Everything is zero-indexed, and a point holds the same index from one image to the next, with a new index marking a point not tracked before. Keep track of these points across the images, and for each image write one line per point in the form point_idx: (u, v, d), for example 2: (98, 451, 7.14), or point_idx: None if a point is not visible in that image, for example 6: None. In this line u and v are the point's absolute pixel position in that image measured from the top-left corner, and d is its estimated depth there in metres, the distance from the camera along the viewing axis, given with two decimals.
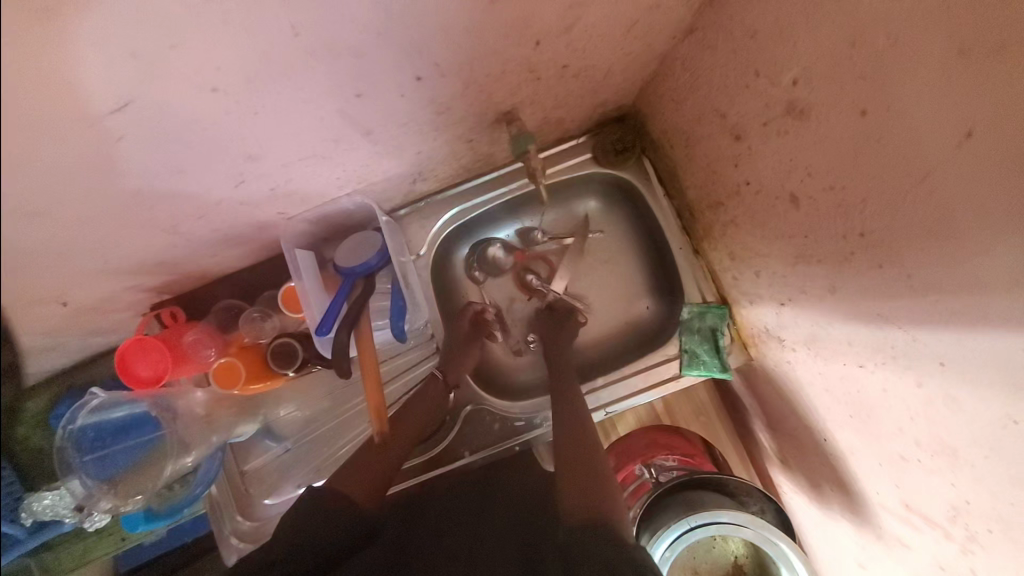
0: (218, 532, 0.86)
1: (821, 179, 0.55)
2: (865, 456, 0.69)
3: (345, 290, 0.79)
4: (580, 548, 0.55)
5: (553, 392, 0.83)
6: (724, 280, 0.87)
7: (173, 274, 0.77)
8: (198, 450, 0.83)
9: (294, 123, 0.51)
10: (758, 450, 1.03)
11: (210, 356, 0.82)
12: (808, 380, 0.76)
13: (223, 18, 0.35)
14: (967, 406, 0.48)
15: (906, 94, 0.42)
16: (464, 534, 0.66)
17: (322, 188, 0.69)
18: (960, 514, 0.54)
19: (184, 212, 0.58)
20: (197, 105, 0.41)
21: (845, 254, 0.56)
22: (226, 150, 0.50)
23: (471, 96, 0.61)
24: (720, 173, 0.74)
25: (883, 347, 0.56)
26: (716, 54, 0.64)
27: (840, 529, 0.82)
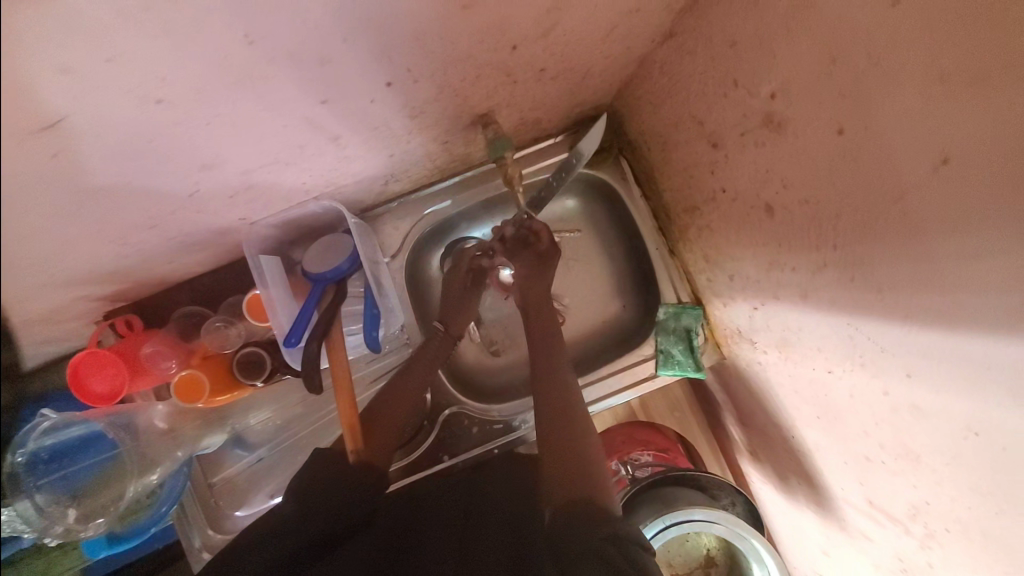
0: (189, 546, 0.83)
1: (796, 192, 0.56)
2: (831, 454, 0.71)
3: (314, 297, 0.76)
4: (565, 533, 0.54)
5: (537, 359, 0.76)
6: (699, 281, 0.88)
7: (126, 283, 0.72)
8: (164, 467, 0.80)
9: (254, 132, 0.48)
10: (729, 443, 1.06)
11: (171, 368, 0.78)
12: (778, 381, 0.78)
13: (169, 28, 0.32)
14: (930, 416, 0.50)
15: (886, 117, 0.42)
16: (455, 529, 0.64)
17: (287, 193, 0.66)
18: (919, 513, 0.57)
19: (134, 223, 0.54)
20: (144, 118, 0.38)
21: (818, 266, 0.57)
22: (179, 160, 0.46)
23: (444, 100, 0.59)
24: (696, 177, 0.74)
25: (852, 355, 0.58)
26: (695, 61, 0.63)
27: (806, 520, 0.86)
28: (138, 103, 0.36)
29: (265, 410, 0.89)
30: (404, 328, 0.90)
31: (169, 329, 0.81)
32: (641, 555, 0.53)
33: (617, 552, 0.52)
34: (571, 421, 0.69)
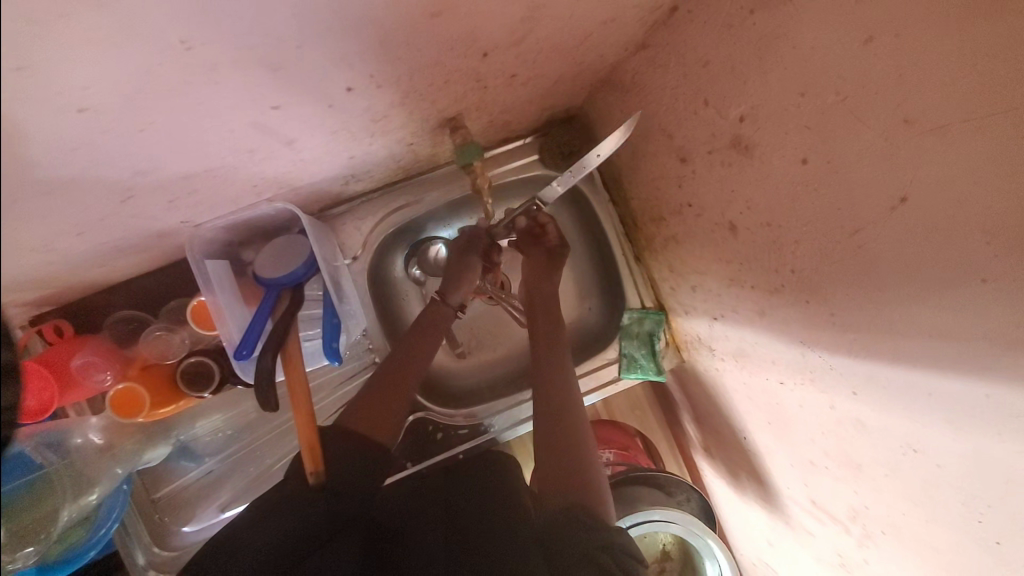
0: (132, 565, 0.79)
1: (759, 215, 0.57)
2: (779, 457, 0.75)
3: (268, 305, 0.71)
4: (561, 539, 0.57)
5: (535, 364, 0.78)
6: (663, 288, 0.90)
7: (49, 289, 0.65)
8: (103, 486, 0.74)
9: (196, 138, 0.43)
10: (685, 440, 1.10)
11: (105, 380, 0.71)
12: (733, 388, 0.81)
13: (88, 34, 0.28)
14: (872, 431, 0.53)
15: (851, 151, 0.43)
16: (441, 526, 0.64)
17: (236, 195, 0.61)
18: (858, 515, 0.61)
19: (56, 231, 0.48)
20: (61, 128, 0.33)
21: (776, 286, 0.58)
22: (106, 167, 0.41)
23: (410, 104, 0.55)
24: (663, 188, 0.74)
25: (803, 369, 0.60)
26: (667, 75, 0.63)
27: (753, 512, 0.91)
28: (53, 112, 0.31)
29: (214, 418, 0.84)
30: (366, 332, 0.88)
31: (103, 336, 0.74)
32: (632, 563, 0.55)
33: (610, 560, 0.54)
34: (570, 419, 0.70)
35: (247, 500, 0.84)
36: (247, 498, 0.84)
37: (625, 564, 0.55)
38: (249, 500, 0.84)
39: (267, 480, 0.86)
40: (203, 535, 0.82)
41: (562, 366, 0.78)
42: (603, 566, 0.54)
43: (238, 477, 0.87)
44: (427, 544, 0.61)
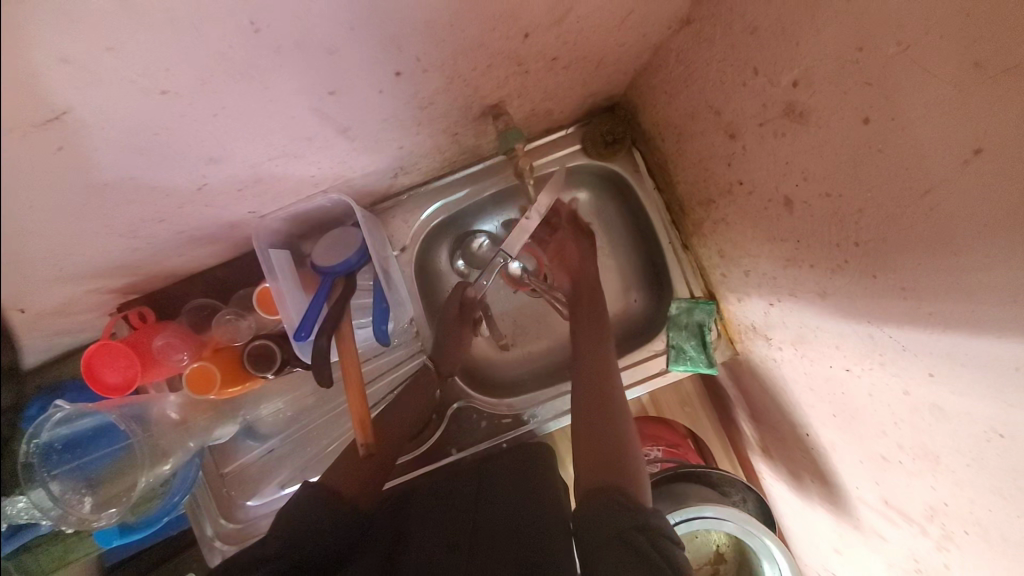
0: (201, 535, 0.86)
1: (817, 185, 0.54)
2: (847, 454, 0.70)
3: (324, 291, 0.75)
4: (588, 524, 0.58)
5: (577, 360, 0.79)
6: (713, 276, 0.86)
7: (138, 275, 0.73)
8: (176, 457, 0.80)
9: (262, 125, 0.47)
10: (741, 440, 1.04)
11: (182, 360, 0.78)
12: (792, 378, 0.76)
13: (169, 17, 0.32)
14: (953, 417, 0.49)
15: (916, 104, 0.40)
16: (463, 522, 0.67)
17: (296, 186, 0.65)
18: (937, 513, 0.57)
19: (143, 217, 0.55)
20: (148, 110, 0.38)
21: (838, 261, 0.55)
22: (185, 153, 0.46)
23: (454, 90, 0.57)
24: (711, 169, 0.72)
25: (872, 353, 0.56)
26: (713, 47, 0.61)
27: (817, 516, 0.85)
28: (142, 94, 0.36)
29: (277, 400, 0.90)
30: (414, 321, 0.91)
31: (181, 321, 0.81)
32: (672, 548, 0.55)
33: (647, 541, 0.54)
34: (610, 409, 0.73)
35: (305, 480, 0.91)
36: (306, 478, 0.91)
37: (660, 544, 0.54)
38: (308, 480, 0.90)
39: (323, 461, 0.91)
40: (265, 509, 0.90)
41: (606, 364, 0.79)
42: (640, 548, 0.53)
43: (296, 458, 0.92)
44: (452, 536, 0.64)
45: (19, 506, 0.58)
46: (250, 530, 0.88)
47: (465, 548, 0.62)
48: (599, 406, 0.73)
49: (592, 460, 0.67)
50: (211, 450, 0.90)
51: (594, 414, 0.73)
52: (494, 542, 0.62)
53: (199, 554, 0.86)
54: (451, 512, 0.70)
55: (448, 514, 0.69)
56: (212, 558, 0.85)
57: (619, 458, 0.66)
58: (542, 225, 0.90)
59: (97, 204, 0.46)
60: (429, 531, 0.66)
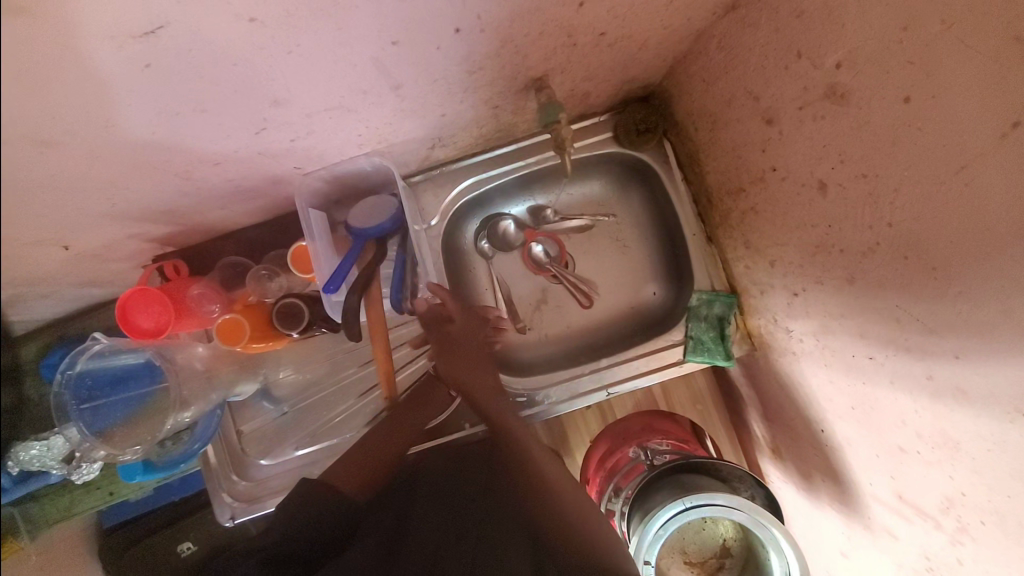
0: (214, 487, 0.89)
1: (853, 166, 0.55)
2: (863, 448, 0.70)
3: (356, 252, 0.77)
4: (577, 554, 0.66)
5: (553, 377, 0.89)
6: (736, 269, 0.88)
7: (178, 224, 0.75)
8: (197, 407, 0.81)
9: (326, 70, 0.49)
10: (750, 439, 1.05)
11: (213, 311, 0.82)
12: (811, 372, 0.77)
13: None
14: (976, 400, 0.50)
15: (957, 82, 0.42)
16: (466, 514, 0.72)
17: (342, 144, 0.67)
18: (953, 505, 0.57)
19: (199, 157, 0.57)
20: (231, 37, 0.40)
21: (869, 244, 0.56)
22: (255, 91, 0.48)
23: (505, 57, 0.59)
24: (744, 156, 0.73)
25: (897, 338, 0.57)
26: (757, 33, 0.63)
27: (826, 517, 0.85)
28: (231, 20, 0.38)
29: (296, 363, 0.92)
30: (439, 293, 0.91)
31: (212, 276, 0.84)
32: None
33: None
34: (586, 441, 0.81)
35: (319, 443, 0.92)
36: (319, 441, 0.92)
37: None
38: (321, 443, 0.91)
39: (334, 429, 0.92)
40: (277, 469, 0.91)
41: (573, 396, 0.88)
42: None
43: (310, 421, 0.93)
44: (456, 528, 0.70)
45: (32, 453, 0.57)
46: (261, 488, 0.89)
47: (471, 539, 0.68)
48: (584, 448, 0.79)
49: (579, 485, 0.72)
50: (230, 406, 0.92)
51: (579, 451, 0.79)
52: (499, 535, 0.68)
53: (195, 526, 0.92)
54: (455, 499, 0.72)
55: (451, 504, 0.74)
56: (223, 513, 0.88)
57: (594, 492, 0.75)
58: (543, 257, 0.96)
59: (163, 134, 0.49)
60: (428, 517, 0.71)
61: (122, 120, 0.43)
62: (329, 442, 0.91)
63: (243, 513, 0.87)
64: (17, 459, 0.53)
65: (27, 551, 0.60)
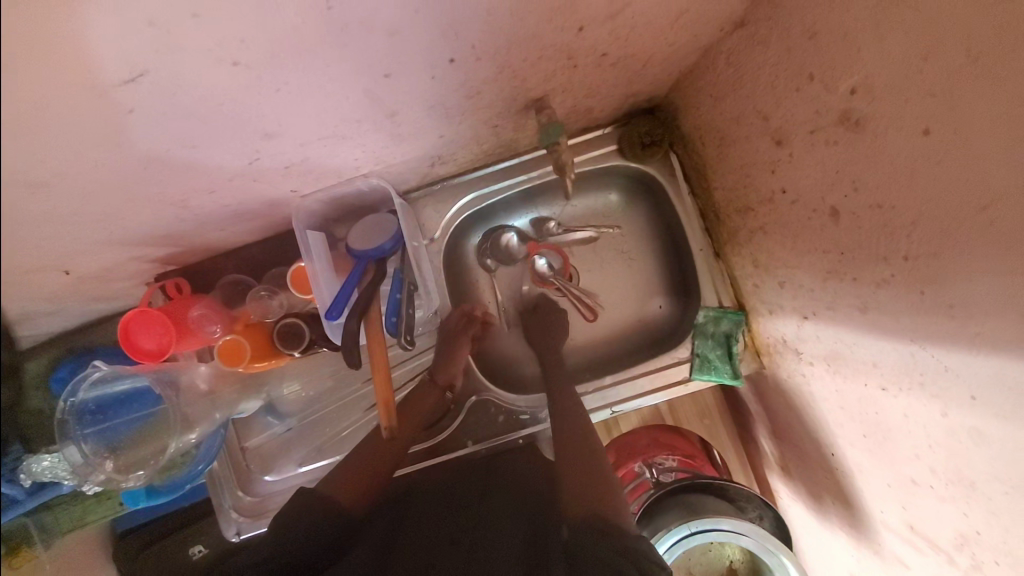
0: (219, 505, 0.89)
1: (868, 195, 0.53)
2: (875, 477, 0.68)
3: (356, 275, 0.75)
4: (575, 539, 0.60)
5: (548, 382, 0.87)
6: (744, 286, 0.85)
7: (179, 246, 0.75)
8: (201, 428, 0.81)
9: (318, 103, 0.48)
10: (759, 455, 1.03)
11: (215, 332, 0.81)
12: (822, 396, 0.75)
13: None
14: (992, 441, 0.47)
15: (981, 116, 0.39)
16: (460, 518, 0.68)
17: (339, 168, 0.66)
18: (966, 542, 0.55)
19: (194, 187, 0.56)
20: (215, 80, 0.39)
21: (884, 275, 0.54)
22: (245, 126, 0.47)
23: (502, 81, 0.58)
24: (753, 175, 0.71)
25: (911, 371, 0.55)
26: (767, 52, 0.60)
27: (835, 539, 0.83)
28: (213, 64, 0.37)
29: (298, 380, 0.92)
30: (440, 311, 0.92)
31: (214, 295, 0.84)
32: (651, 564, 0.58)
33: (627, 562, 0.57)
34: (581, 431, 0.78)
35: (323, 459, 0.92)
36: (324, 457, 0.92)
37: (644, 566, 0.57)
38: (325, 459, 0.92)
39: (339, 444, 0.92)
40: (283, 485, 0.91)
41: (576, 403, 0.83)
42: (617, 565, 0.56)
43: (314, 437, 0.93)
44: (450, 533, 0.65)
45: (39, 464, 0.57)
46: (265, 505, 0.90)
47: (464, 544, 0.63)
48: (585, 439, 0.76)
49: (586, 488, 0.68)
50: (235, 423, 0.92)
51: (581, 445, 0.76)
52: (492, 531, 0.64)
53: (207, 529, 0.90)
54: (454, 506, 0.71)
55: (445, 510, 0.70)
56: (228, 529, 0.88)
57: (596, 479, 0.70)
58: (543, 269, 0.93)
59: (153, 172, 0.48)
60: (419, 523, 0.68)
61: (110, 161, 0.43)
62: (332, 459, 0.91)
63: (249, 529, 0.87)
64: (24, 470, 0.52)
65: (41, 560, 0.60)
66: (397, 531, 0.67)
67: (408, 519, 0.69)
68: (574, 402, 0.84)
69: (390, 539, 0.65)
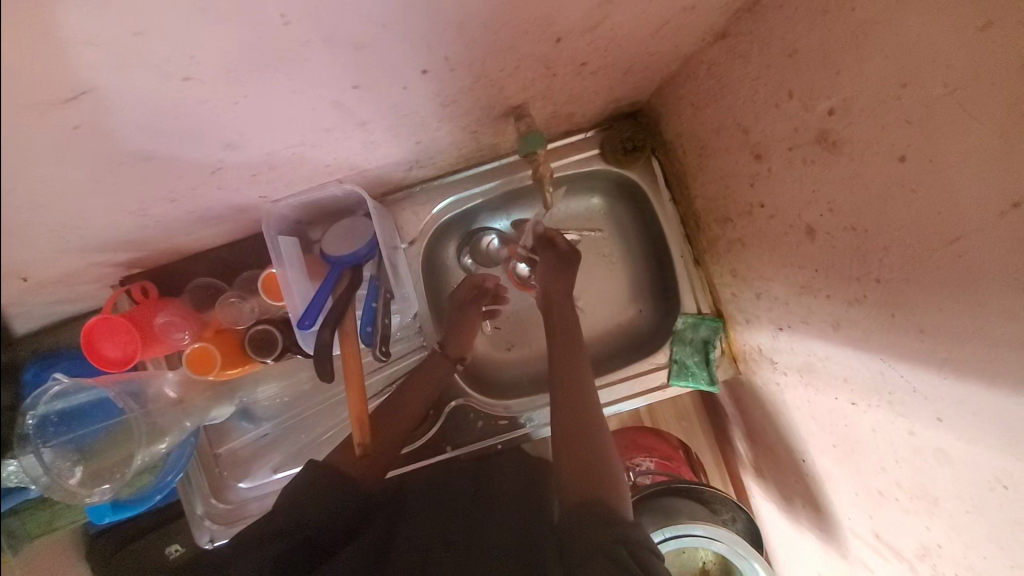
0: (191, 513, 0.86)
1: (842, 217, 0.53)
2: (843, 486, 0.69)
3: (331, 281, 0.73)
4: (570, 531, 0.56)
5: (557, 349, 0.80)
6: (722, 294, 0.86)
7: (143, 251, 0.72)
8: (172, 436, 0.82)
9: (283, 114, 0.46)
10: (734, 456, 1.04)
11: (183, 339, 0.78)
12: (794, 405, 0.76)
13: (196, 4, 0.31)
14: (955, 462, 0.49)
15: (956, 147, 0.39)
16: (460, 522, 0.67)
17: (310, 174, 0.64)
18: (928, 553, 0.56)
19: (153, 197, 0.53)
20: (167, 95, 0.37)
21: (856, 296, 0.54)
22: (204, 137, 0.45)
23: (479, 90, 0.56)
24: (732, 186, 0.71)
25: (880, 390, 0.56)
26: (747, 65, 0.60)
27: (805, 541, 0.85)
28: (163, 80, 0.35)
29: (272, 384, 0.89)
30: (417, 316, 0.89)
31: (183, 300, 0.81)
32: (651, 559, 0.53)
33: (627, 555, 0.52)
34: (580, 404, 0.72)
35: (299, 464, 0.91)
36: (299, 462, 0.91)
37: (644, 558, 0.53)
38: (301, 464, 0.90)
39: (316, 449, 0.91)
40: (258, 491, 0.90)
41: (580, 365, 0.77)
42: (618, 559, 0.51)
43: (288, 443, 0.92)
44: (449, 535, 0.64)
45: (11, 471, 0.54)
46: (240, 512, 0.88)
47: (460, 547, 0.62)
48: (582, 414, 0.70)
49: (581, 469, 0.63)
50: (207, 429, 0.90)
51: (579, 419, 0.70)
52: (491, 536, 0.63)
53: (184, 530, 0.85)
54: (446, 513, 0.69)
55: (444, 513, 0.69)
56: (201, 536, 0.85)
57: (593, 457, 0.65)
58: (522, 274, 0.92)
59: (105, 187, 0.45)
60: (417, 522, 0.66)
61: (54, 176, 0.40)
62: None
63: (224, 535, 0.85)
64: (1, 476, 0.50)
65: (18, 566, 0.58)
66: (396, 528, 0.65)
67: (406, 518, 0.67)
68: (576, 363, 0.77)
69: (389, 535, 0.64)
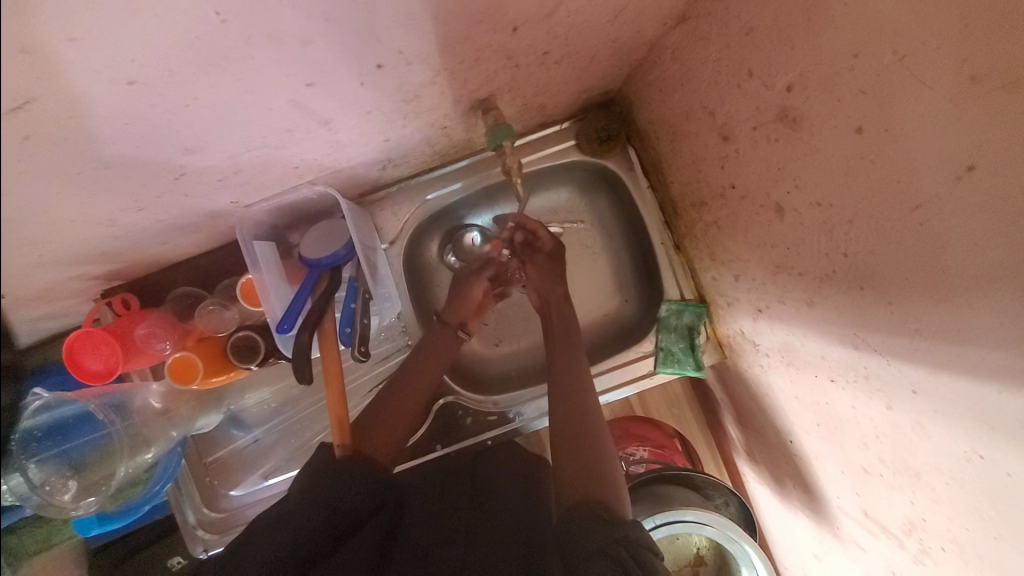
0: (184, 523, 0.86)
1: (808, 193, 0.53)
2: (830, 465, 0.69)
3: (310, 284, 0.74)
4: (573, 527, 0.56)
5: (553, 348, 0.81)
6: (704, 279, 0.86)
7: (119, 262, 0.72)
8: (158, 445, 0.81)
9: (240, 116, 0.46)
10: (727, 441, 1.04)
11: (165, 348, 0.78)
12: (778, 386, 0.76)
13: (129, 6, 0.31)
14: (933, 435, 0.48)
15: (909, 115, 0.39)
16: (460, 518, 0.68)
17: (279, 177, 0.64)
18: (915, 528, 0.56)
19: (119, 207, 0.53)
20: (113, 100, 0.37)
21: (826, 272, 0.54)
22: (161, 142, 0.45)
23: (441, 84, 0.56)
24: (704, 170, 0.71)
25: (856, 367, 0.56)
26: (708, 47, 0.60)
27: (798, 521, 0.85)
28: (107, 85, 0.35)
29: (262, 390, 0.90)
30: (401, 316, 0.89)
31: (165, 310, 0.81)
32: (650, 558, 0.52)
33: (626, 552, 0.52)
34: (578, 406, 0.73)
35: (290, 470, 0.91)
36: (291, 467, 0.91)
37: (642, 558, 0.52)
38: (293, 470, 0.90)
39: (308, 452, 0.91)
40: (251, 498, 0.90)
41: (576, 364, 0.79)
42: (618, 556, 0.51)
43: (279, 448, 0.92)
44: (449, 530, 0.65)
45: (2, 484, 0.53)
46: (232, 520, 0.88)
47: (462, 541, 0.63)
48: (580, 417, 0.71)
49: (581, 469, 0.64)
50: (195, 439, 0.90)
51: (579, 420, 0.71)
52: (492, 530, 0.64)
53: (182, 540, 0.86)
54: (449, 509, 0.70)
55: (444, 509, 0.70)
56: (194, 546, 0.85)
57: (593, 456, 0.66)
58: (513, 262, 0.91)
59: (66, 197, 0.45)
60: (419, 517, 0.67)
61: None
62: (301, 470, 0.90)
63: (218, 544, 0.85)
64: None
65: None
66: (398, 522, 0.66)
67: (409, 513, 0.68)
68: (572, 364, 0.79)
69: (392, 529, 0.64)
